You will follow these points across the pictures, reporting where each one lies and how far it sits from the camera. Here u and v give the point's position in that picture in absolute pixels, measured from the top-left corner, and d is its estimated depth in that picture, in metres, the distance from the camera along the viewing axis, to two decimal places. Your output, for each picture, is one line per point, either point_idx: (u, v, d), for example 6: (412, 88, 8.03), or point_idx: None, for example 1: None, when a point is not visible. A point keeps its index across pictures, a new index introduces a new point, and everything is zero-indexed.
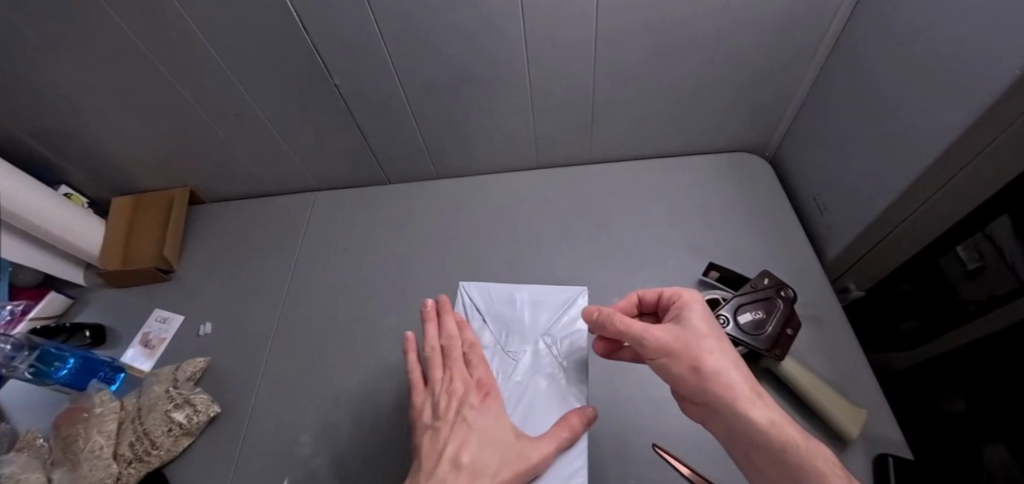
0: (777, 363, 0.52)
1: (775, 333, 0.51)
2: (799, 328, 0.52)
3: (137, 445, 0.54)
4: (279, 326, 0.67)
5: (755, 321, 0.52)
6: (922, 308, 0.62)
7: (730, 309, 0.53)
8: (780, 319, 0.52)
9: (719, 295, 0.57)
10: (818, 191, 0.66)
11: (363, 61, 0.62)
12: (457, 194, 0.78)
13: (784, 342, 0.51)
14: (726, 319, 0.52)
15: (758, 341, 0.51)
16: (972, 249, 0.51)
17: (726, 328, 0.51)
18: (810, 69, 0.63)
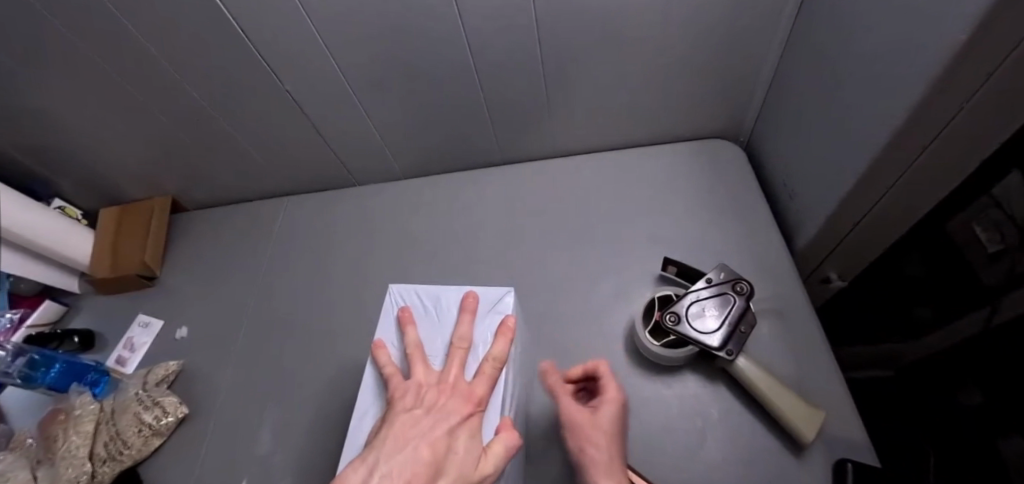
0: (731, 362, 0.50)
1: (727, 331, 0.49)
2: (754, 324, 0.50)
3: (111, 445, 0.57)
4: (249, 328, 0.69)
5: (707, 319, 0.50)
6: (937, 291, 0.59)
7: (682, 307, 0.51)
8: (735, 317, 0.50)
9: (673, 291, 0.55)
10: (791, 176, 0.63)
11: (311, 65, 0.62)
12: (424, 193, 0.78)
13: (737, 340, 0.49)
14: (677, 317, 0.50)
15: (709, 340, 0.49)
16: (994, 229, 0.48)
17: (676, 328, 0.49)
18: (776, 47, 0.59)
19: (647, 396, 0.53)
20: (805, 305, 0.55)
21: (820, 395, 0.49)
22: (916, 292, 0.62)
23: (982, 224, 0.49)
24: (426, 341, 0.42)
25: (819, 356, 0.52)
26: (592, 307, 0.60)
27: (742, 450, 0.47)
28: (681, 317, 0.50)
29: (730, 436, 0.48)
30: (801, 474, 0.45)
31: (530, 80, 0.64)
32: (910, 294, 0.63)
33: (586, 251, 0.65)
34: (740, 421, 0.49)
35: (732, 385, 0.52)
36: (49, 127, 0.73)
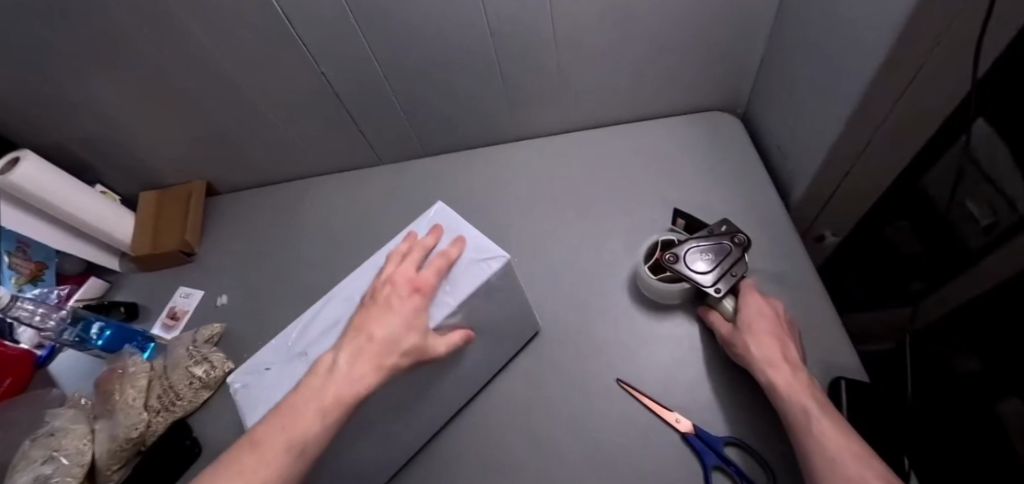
0: (718, 301, 0.52)
1: (721, 274, 0.51)
2: (746, 273, 0.52)
3: (164, 397, 0.62)
4: (286, 293, 0.74)
5: (704, 263, 0.52)
6: (930, 266, 0.65)
7: (682, 249, 0.53)
8: (730, 262, 0.52)
9: (676, 238, 0.58)
10: (783, 139, 0.69)
11: (342, 52, 0.67)
12: (443, 168, 0.84)
13: (727, 282, 0.51)
14: (675, 257, 0.53)
15: (702, 280, 0.51)
16: (985, 204, 0.51)
17: (673, 265, 0.52)
18: (767, 21, 0.65)
19: (658, 334, 0.58)
20: (800, 251, 0.60)
21: (816, 326, 0.54)
22: (914, 267, 0.68)
23: (974, 201, 0.52)
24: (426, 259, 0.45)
25: (814, 294, 0.57)
26: (604, 261, 0.66)
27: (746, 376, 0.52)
28: (680, 257, 0.53)
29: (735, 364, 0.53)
30: None
31: (540, 60, 0.69)
32: (908, 269, 0.69)
33: (597, 213, 0.71)
34: None
35: None
36: (92, 118, 0.78)
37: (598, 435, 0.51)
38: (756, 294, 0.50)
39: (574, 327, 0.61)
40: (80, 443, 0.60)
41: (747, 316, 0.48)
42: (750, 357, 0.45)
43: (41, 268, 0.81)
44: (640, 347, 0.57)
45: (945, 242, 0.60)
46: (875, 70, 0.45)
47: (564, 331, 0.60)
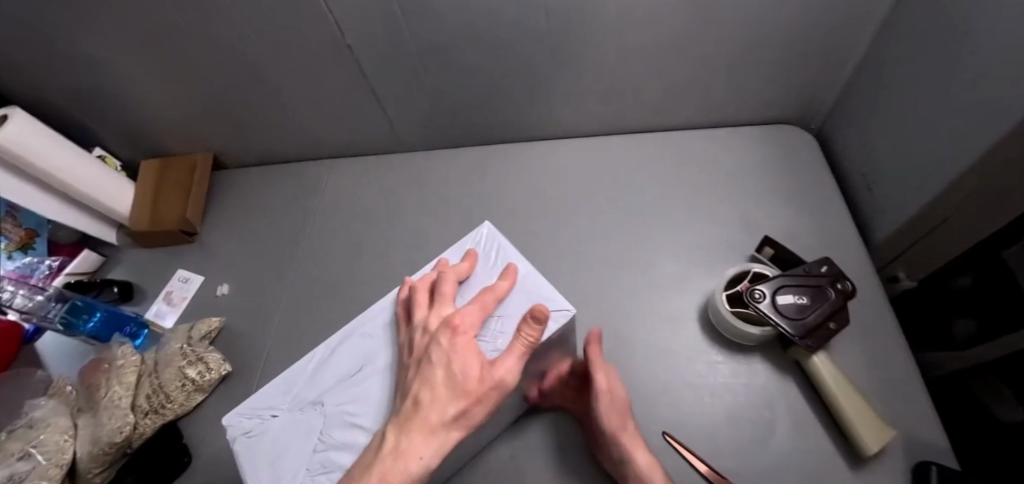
0: (807, 355, 0.47)
1: (815, 322, 0.46)
2: (845, 325, 0.47)
3: (152, 398, 0.56)
4: (294, 289, 0.68)
5: (798, 305, 0.47)
6: (976, 304, 0.54)
7: (771, 287, 0.48)
8: (825, 310, 0.47)
9: (766, 270, 0.52)
10: (866, 167, 0.60)
11: (373, 24, 0.58)
12: (473, 163, 0.75)
13: (825, 335, 0.46)
14: (762, 294, 0.48)
15: (791, 326, 0.46)
16: None
17: (759, 302, 0.47)
18: (867, 30, 0.55)
19: (710, 382, 0.51)
20: (879, 303, 0.53)
21: (894, 396, 0.47)
22: (965, 305, 0.56)
23: None
24: None
25: (893, 357, 0.49)
26: (648, 290, 0.58)
27: (815, 444, 0.45)
28: (768, 295, 0.47)
29: (799, 428, 0.46)
30: (872, 472, 0.43)
31: (596, 54, 0.61)
32: (946, 305, 0.58)
33: (646, 232, 0.63)
34: (808, 414, 0.47)
35: (800, 382, 0.49)
36: (87, 75, 0.70)
37: None
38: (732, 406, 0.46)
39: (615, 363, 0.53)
40: (60, 440, 0.56)
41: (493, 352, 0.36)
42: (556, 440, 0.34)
43: (31, 236, 0.76)
44: (685, 393, 0.50)
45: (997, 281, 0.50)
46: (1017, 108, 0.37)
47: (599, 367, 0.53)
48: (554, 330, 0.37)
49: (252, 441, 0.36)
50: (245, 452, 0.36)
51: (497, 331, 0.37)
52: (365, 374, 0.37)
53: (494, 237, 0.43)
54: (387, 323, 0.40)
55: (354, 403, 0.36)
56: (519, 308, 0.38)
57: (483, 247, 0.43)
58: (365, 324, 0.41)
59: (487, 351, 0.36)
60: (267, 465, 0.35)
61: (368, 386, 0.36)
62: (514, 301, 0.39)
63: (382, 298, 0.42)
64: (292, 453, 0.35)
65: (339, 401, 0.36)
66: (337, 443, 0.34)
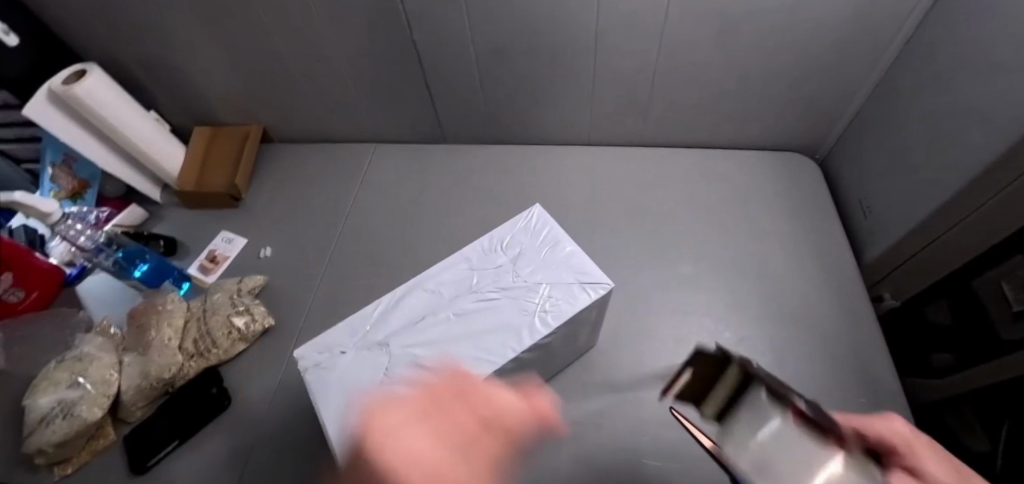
0: None
1: None
2: None
3: (200, 342, 0.61)
4: (334, 258, 0.72)
5: None
6: (953, 340, 0.61)
7: None
8: None
9: None
10: (864, 196, 0.68)
11: (442, 22, 0.64)
12: (509, 158, 0.82)
13: None
14: None
15: None
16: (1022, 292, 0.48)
17: None
18: (875, 74, 0.63)
19: None
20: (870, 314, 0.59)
21: (879, 393, 0.53)
22: (935, 336, 0.64)
23: (1009, 284, 0.50)
24: (504, 249, 0.47)
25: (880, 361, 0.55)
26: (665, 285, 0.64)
27: None
28: None
29: None
30: None
31: (637, 72, 0.68)
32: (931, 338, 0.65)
33: (667, 234, 0.69)
34: None
35: (796, 376, 0.55)
36: (162, 39, 0.75)
37: (643, 459, 0.50)
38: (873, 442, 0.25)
39: (633, 347, 0.59)
40: (107, 373, 0.59)
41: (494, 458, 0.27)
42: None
43: (83, 186, 0.79)
44: None
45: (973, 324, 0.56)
46: (995, 149, 0.44)
47: (618, 349, 0.59)
48: (593, 299, 0.43)
49: (325, 371, 0.41)
50: (317, 380, 0.40)
51: (546, 296, 0.43)
52: (427, 323, 0.43)
53: (544, 216, 0.49)
54: (446, 283, 0.46)
55: (419, 346, 0.41)
56: (565, 278, 0.44)
57: (532, 224, 0.49)
58: (425, 282, 0.46)
59: (537, 312, 0.42)
60: (337, 392, 0.39)
61: (431, 333, 0.42)
62: (560, 273, 0.45)
63: (441, 261, 0.48)
64: (362, 384, 0.40)
65: (404, 343, 0.42)
66: (404, 377, 0.39)
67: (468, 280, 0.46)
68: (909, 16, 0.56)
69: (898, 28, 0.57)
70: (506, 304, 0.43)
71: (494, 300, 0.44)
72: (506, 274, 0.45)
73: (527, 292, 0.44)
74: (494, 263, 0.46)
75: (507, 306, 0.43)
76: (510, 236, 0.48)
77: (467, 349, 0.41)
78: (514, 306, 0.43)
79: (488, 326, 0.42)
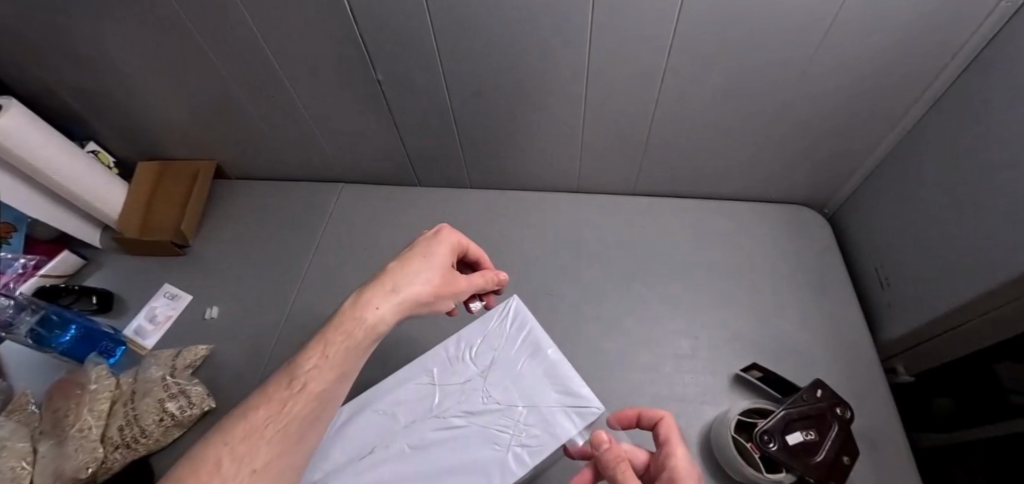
0: None
1: (828, 459, 0.45)
2: (856, 455, 0.46)
3: (126, 431, 0.52)
4: (289, 320, 0.64)
5: (806, 443, 0.45)
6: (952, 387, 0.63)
7: (779, 426, 0.46)
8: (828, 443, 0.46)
9: (764, 403, 0.50)
10: (880, 263, 0.61)
11: (411, 62, 0.56)
12: (488, 205, 0.74)
13: (845, 467, 0.45)
14: (772, 437, 0.45)
15: (809, 467, 0.44)
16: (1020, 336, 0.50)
17: (772, 449, 0.44)
18: (893, 133, 0.57)
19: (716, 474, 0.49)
20: (888, 405, 0.53)
21: None
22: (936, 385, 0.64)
23: None
24: (474, 356, 0.41)
25: (904, 466, 0.48)
26: (660, 367, 0.56)
27: None
28: (777, 438, 0.45)
29: None
30: None
31: (630, 120, 0.61)
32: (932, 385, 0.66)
33: (661, 301, 0.62)
34: None
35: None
36: (95, 70, 0.66)
37: None
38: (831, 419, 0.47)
39: None
40: (17, 467, 0.49)
41: (608, 450, 0.32)
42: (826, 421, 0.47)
43: (9, 230, 0.70)
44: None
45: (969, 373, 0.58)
46: None
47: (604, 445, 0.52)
48: (579, 428, 0.36)
49: None
50: None
51: (522, 423, 0.36)
52: (377, 458, 0.36)
53: (522, 315, 0.43)
54: (404, 402, 0.39)
55: None
56: (546, 400, 0.37)
57: (508, 325, 0.43)
58: (379, 400, 0.40)
59: (510, 445, 0.35)
60: None
61: (380, 472, 0.35)
62: (539, 391, 0.38)
63: (400, 372, 0.41)
64: None
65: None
66: None
67: (430, 398, 0.39)
68: (934, 80, 0.50)
69: (920, 91, 0.51)
70: (472, 433, 0.36)
71: (460, 426, 0.37)
72: (474, 389, 0.39)
73: (499, 416, 0.37)
74: (462, 377, 0.40)
75: (475, 436, 0.36)
76: (482, 340, 0.42)
77: None
78: (482, 435, 0.36)
79: (450, 463, 0.35)
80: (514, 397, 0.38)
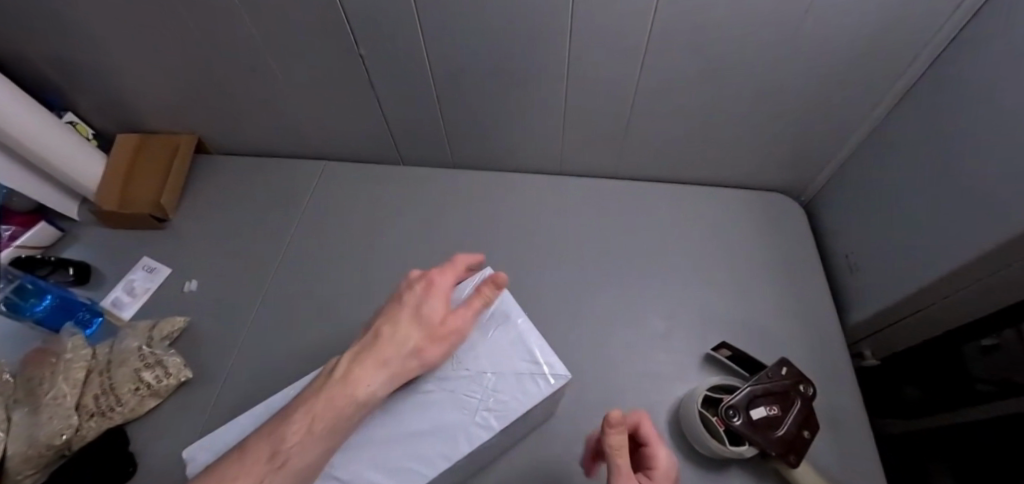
0: (789, 467, 0.46)
1: (789, 433, 0.46)
2: (817, 430, 0.47)
3: (102, 399, 0.53)
4: (269, 295, 0.64)
5: (768, 418, 0.47)
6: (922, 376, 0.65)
7: (743, 401, 0.47)
8: (790, 417, 0.47)
9: (730, 380, 0.51)
10: (850, 249, 0.63)
11: (389, 38, 0.56)
12: (472, 185, 0.74)
13: (805, 441, 0.47)
14: (735, 412, 0.46)
15: (770, 441, 0.45)
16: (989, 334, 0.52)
17: (734, 422, 0.45)
18: (868, 121, 0.58)
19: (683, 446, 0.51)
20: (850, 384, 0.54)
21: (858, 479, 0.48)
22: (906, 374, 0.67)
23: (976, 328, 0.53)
24: None
25: (862, 441, 0.50)
26: (633, 345, 0.57)
27: None
28: (741, 412, 0.46)
29: None
30: None
31: (611, 103, 0.61)
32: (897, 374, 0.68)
33: (637, 283, 0.63)
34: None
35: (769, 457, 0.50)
36: (64, 36, 0.63)
37: None
38: (795, 399, 0.48)
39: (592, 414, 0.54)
40: None
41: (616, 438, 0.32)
42: (791, 399, 0.48)
43: None
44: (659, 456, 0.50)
45: (937, 360, 0.60)
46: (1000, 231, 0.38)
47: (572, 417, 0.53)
48: (545, 390, 0.37)
49: None
50: None
51: (489, 390, 0.37)
52: None
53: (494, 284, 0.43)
54: None
55: (335, 452, 0.35)
56: (515, 368, 0.38)
57: None
58: None
59: (478, 410, 0.36)
60: None
61: (351, 434, 0.36)
62: (508, 358, 0.39)
63: None
64: None
65: None
66: None
67: None
68: (904, 71, 0.50)
69: (894, 78, 0.52)
70: (440, 397, 0.37)
71: (429, 391, 0.38)
72: None
73: (467, 383, 0.38)
74: None
75: (443, 400, 0.37)
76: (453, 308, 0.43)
77: (392, 457, 0.34)
78: (450, 400, 0.37)
79: (418, 427, 0.36)
80: (482, 363, 0.39)
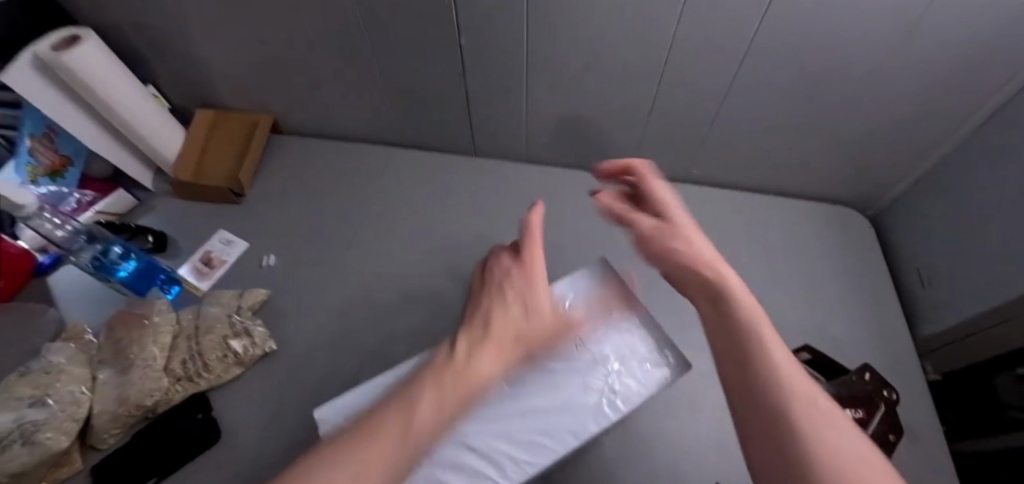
0: None
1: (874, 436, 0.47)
2: (900, 435, 0.49)
3: (189, 364, 0.53)
4: (347, 274, 0.65)
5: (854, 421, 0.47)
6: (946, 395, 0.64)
7: None
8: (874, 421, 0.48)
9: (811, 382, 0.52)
10: (922, 264, 0.64)
11: (488, 32, 0.57)
12: (545, 180, 0.75)
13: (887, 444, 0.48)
14: None
15: None
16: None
17: None
18: (952, 140, 0.59)
19: None
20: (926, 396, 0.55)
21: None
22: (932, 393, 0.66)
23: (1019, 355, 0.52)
24: (562, 309, 0.43)
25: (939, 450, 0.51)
26: None
27: None
28: None
29: None
30: None
31: (696, 107, 0.63)
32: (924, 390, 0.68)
33: None
34: None
35: None
36: (153, 12, 0.64)
37: None
38: (879, 403, 0.49)
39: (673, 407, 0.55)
40: (78, 391, 0.50)
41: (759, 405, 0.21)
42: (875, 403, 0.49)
43: (64, 163, 0.69)
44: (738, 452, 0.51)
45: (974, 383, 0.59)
46: None
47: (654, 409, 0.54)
48: (664, 381, 0.38)
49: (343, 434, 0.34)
50: None
51: (612, 373, 0.38)
52: None
53: (607, 277, 0.46)
54: None
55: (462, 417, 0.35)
56: (635, 355, 0.40)
57: (593, 283, 0.45)
58: None
59: (603, 391, 0.37)
60: None
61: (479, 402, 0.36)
62: (627, 346, 0.40)
63: None
64: None
65: None
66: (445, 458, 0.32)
67: None
68: (998, 94, 0.51)
69: (983, 100, 0.53)
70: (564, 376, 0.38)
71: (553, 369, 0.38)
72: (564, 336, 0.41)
73: (590, 365, 0.39)
74: None
75: (566, 379, 0.38)
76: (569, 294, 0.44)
77: (521, 429, 0.34)
78: (574, 380, 0.38)
79: (545, 401, 0.36)
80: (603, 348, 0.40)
